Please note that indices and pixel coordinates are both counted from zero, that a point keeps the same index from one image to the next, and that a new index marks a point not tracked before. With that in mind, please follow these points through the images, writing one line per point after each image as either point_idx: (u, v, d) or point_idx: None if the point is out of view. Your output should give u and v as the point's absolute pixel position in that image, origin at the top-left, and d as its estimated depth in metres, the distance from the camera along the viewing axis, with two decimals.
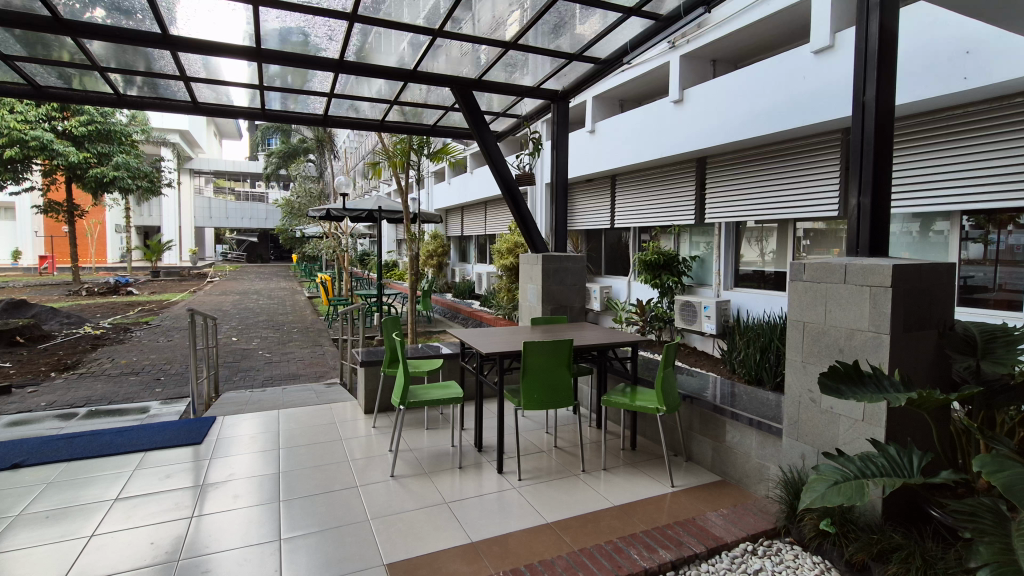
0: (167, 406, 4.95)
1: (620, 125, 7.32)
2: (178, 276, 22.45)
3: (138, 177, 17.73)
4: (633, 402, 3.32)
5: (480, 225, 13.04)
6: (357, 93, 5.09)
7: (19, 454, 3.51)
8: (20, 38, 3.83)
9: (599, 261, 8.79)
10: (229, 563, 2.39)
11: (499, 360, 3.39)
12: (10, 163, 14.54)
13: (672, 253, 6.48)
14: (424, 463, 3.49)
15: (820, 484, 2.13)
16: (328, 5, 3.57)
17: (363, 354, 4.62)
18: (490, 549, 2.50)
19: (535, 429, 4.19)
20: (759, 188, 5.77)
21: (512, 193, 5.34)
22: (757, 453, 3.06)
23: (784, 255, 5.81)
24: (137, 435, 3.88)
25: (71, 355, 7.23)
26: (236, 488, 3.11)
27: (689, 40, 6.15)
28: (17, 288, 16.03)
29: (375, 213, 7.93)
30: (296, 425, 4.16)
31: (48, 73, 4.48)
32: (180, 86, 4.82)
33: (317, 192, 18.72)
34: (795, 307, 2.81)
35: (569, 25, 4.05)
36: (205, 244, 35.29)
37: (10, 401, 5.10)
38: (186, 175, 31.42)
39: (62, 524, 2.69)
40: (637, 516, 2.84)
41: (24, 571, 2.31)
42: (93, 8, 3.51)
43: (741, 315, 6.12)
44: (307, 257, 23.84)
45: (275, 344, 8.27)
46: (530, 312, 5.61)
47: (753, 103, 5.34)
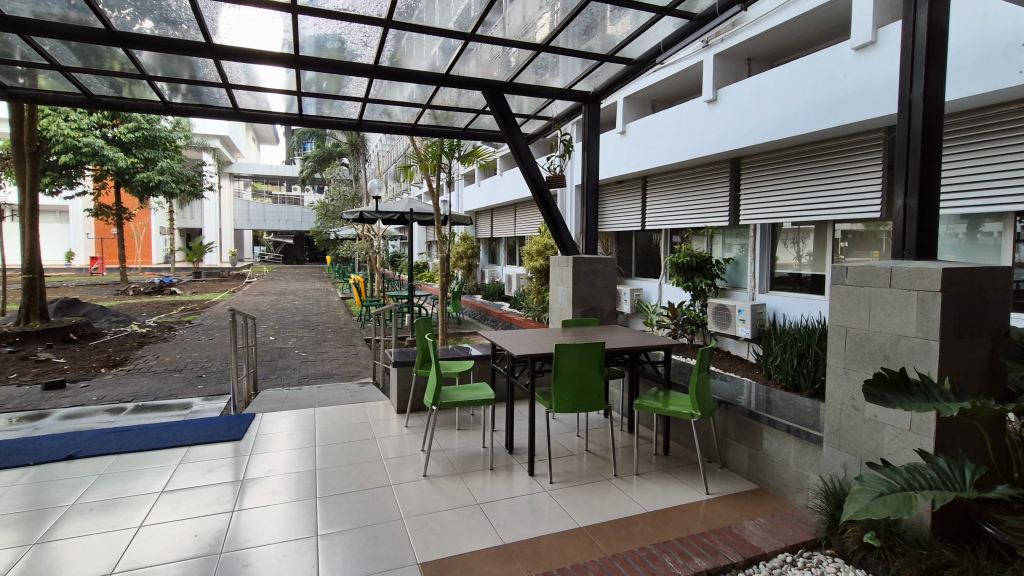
0: (209, 402, 5.13)
1: (652, 126, 7.24)
2: (218, 276, 23.25)
3: (182, 181, 18.42)
4: (667, 407, 3.27)
5: (510, 226, 13.08)
6: (389, 97, 5.18)
7: (73, 446, 3.68)
8: (76, 50, 4.03)
9: (629, 263, 8.71)
10: (269, 557, 2.45)
11: (530, 362, 3.38)
12: (64, 170, 15.39)
13: (704, 255, 6.35)
14: (456, 463, 3.52)
15: (864, 495, 2.05)
16: (363, 11, 3.64)
17: (396, 355, 4.68)
18: (521, 552, 2.50)
19: (566, 432, 4.17)
20: (796, 189, 5.61)
21: (542, 196, 5.33)
22: (795, 461, 2.97)
23: (821, 258, 5.65)
24: (181, 430, 4.03)
25: (119, 352, 7.54)
26: (273, 484, 3.19)
27: (723, 39, 6.07)
28: (71, 288, 16.84)
29: (406, 215, 8.04)
30: (331, 423, 4.25)
31: (100, 83, 4.69)
32: (222, 93, 5.00)
33: (350, 195, 19.09)
34: (837, 312, 2.72)
35: (601, 26, 4.03)
36: (243, 245, 36.49)
37: (64, 395, 5.35)
38: (225, 179, 32.48)
39: (112, 515, 2.80)
40: (670, 522, 2.80)
41: (78, 559, 2.42)
42: (142, 20, 3.66)
43: (777, 319, 5.95)
44: (339, 258, 24.36)
45: (311, 344, 8.48)
46: (560, 314, 5.59)
47: (790, 101, 5.21)
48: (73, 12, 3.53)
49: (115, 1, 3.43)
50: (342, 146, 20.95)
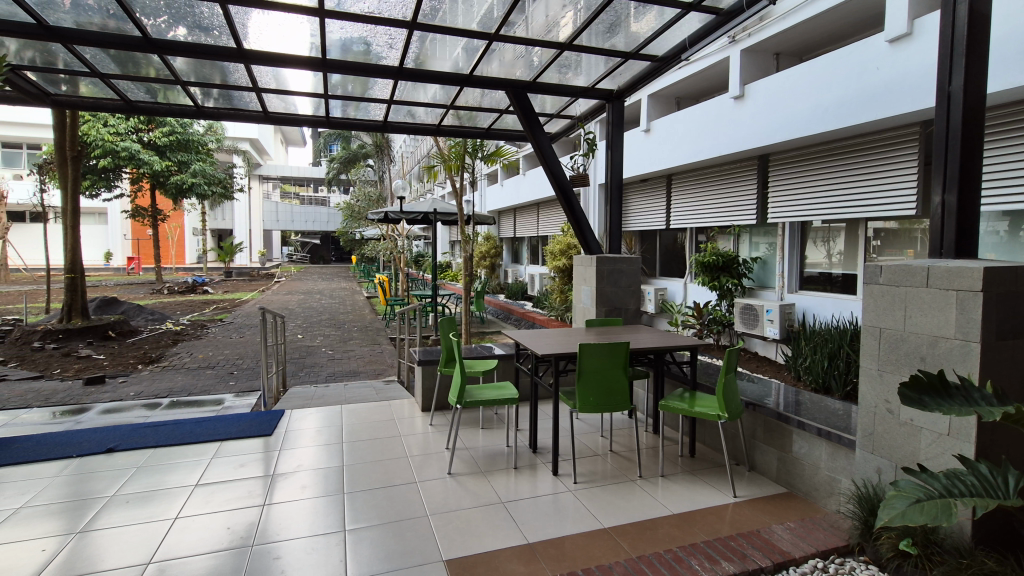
0: (240, 398, 5.26)
1: (677, 124, 7.15)
2: (248, 276, 23.81)
3: (214, 183, 18.92)
4: (692, 408, 3.22)
5: (533, 226, 13.07)
6: (414, 98, 5.24)
7: (112, 440, 3.82)
8: (114, 57, 4.18)
9: (654, 263, 8.62)
10: (298, 550, 2.50)
11: (554, 361, 3.37)
12: (103, 173, 16.01)
13: (731, 254, 6.23)
14: (480, 462, 3.53)
15: (899, 501, 1.98)
16: (389, 14, 3.69)
17: (421, 353, 4.73)
18: (546, 551, 2.50)
19: (590, 432, 4.16)
20: (826, 186, 5.47)
21: (565, 195, 5.31)
22: (826, 465, 2.90)
23: (853, 257, 5.50)
24: (213, 425, 4.14)
25: (154, 349, 7.79)
26: (302, 479, 3.26)
27: (750, 34, 5.95)
28: (109, 287, 17.24)
29: (430, 215, 8.10)
30: (357, 420, 4.31)
31: (137, 89, 4.85)
32: (252, 97, 5.12)
33: (375, 196, 19.34)
34: (870, 312, 2.64)
35: (624, 23, 4.00)
36: (271, 245, 37.34)
37: (104, 390, 5.56)
38: (255, 180, 33.24)
39: (149, 506, 2.90)
40: (696, 525, 2.76)
41: (118, 548, 2.51)
42: (176, 27, 3.77)
43: (807, 320, 5.81)
44: (364, 257, 24.72)
45: (337, 342, 8.62)
46: (583, 313, 5.56)
47: (821, 96, 5.08)
48: (111, 20, 3.66)
49: (151, 9, 3.54)
50: (367, 147, 21.22)
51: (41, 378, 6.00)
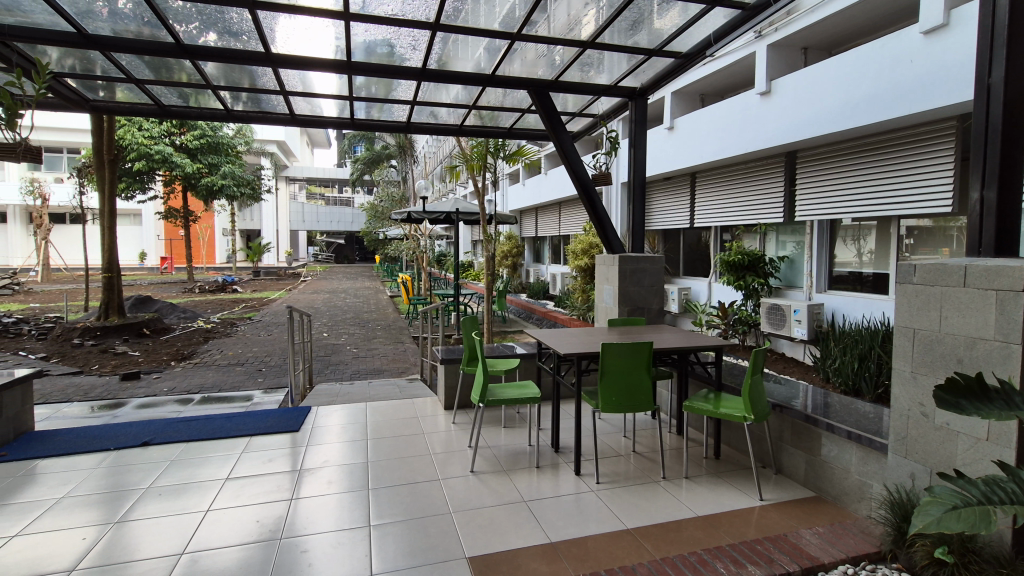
0: (269, 394, 5.38)
1: (702, 121, 7.05)
2: (275, 275, 24.30)
3: (243, 185, 19.35)
4: (717, 410, 3.18)
5: (555, 225, 13.03)
6: (436, 99, 5.29)
7: (147, 433, 3.95)
8: (148, 63, 4.32)
9: (677, 262, 8.51)
10: (325, 545, 2.55)
11: (576, 361, 3.35)
12: (138, 175, 16.58)
13: (757, 253, 6.09)
14: (502, 460, 3.55)
15: (934, 508, 1.91)
16: (412, 15, 3.73)
17: (443, 351, 4.77)
18: (569, 550, 2.50)
19: (613, 432, 4.13)
20: (856, 183, 5.33)
21: (587, 194, 5.28)
22: (857, 469, 2.83)
23: (884, 256, 5.35)
24: (243, 421, 4.25)
25: (187, 346, 8.03)
26: (328, 475, 3.32)
27: (777, 28, 5.83)
28: (145, 288, 17.45)
29: (453, 214, 8.15)
30: (381, 418, 4.37)
31: (170, 94, 5.00)
32: (280, 100, 5.22)
33: (398, 196, 19.56)
34: (903, 312, 2.57)
35: (648, 20, 3.96)
36: (298, 245, 38.08)
37: (139, 386, 5.75)
38: (281, 182, 33.91)
39: (182, 498, 2.99)
40: (721, 528, 2.72)
41: (153, 539, 2.59)
42: (207, 32, 3.88)
43: (837, 320, 5.67)
44: (388, 257, 25.03)
45: (362, 341, 8.74)
46: (605, 313, 5.53)
47: (851, 90, 4.95)
48: (146, 28, 3.79)
49: (183, 16, 3.66)
50: (390, 148, 21.48)
51: (80, 373, 6.25)
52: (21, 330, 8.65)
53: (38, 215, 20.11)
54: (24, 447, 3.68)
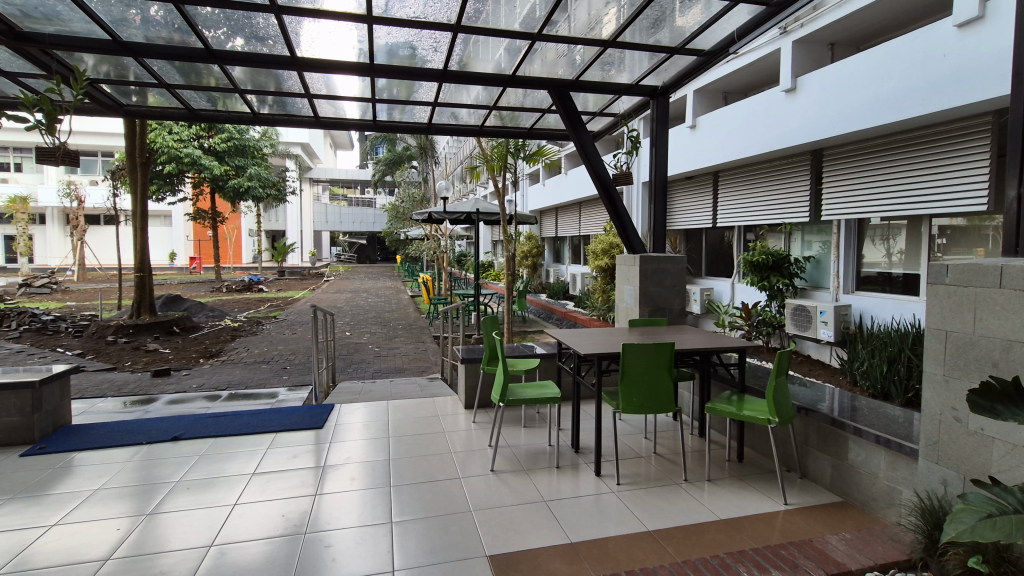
0: (293, 392, 5.49)
1: (725, 119, 6.96)
2: (299, 275, 24.71)
3: (269, 186, 19.74)
4: (741, 411, 3.14)
5: (575, 225, 12.98)
6: (456, 100, 5.33)
7: (178, 428, 4.07)
8: (178, 68, 4.44)
9: (699, 262, 8.41)
10: (348, 540, 2.59)
11: (597, 361, 3.34)
12: (168, 178, 17.06)
13: (782, 253, 5.97)
14: (523, 460, 3.56)
15: (968, 515, 1.86)
16: (433, 17, 3.77)
17: (464, 351, 4.80)
18: (589, 551, 2.49)
19: (633, 434, 4.10)
20: (886, 181, 5.19)
21: (608, 194, 5.24)
22: (885, 475, 2.76)
23: (915, 256, 5.20)
24: (268, 417, 4.34)
25: (214, 344, 8.23)
26: (351, 471, 3.37)
27: (803, 24, 5.73)
28: (175, 288, 17.79)
29: (473, 215, 8.19)
30: (403, 416, 4.41)
31: (199, 98, 5.14)
32: (304, 103, 5.32)
33: (418, 197, 19.74)
34: (935, 314, 2.50)
35: (670, 18, 3.93)
36: (321, 245, 38.68)
37: (169, 382, 5.91)
38: (305, 183, 34.49)
39: (210, 492, 3.08)
40: (744, 531, 2.69)
41: (183, 531, 2.67)
42: (234, 38, 3.98)
43: (865, 322, 5.53)
44: (409, 257, 25.27)
45: (384, 340, 8.85)
46: (626, 313, 5.50)
47: (880, 86, 4.83)
48: (177, 34, 3.90)
49: (212, 21, 3.75)
50: (411, 149, 21.65)
51: (114, 369, 6.45)
52: (58, 327, 8.98)
53: (74, 217, 20.79)
54: (61, 439, 3.82)
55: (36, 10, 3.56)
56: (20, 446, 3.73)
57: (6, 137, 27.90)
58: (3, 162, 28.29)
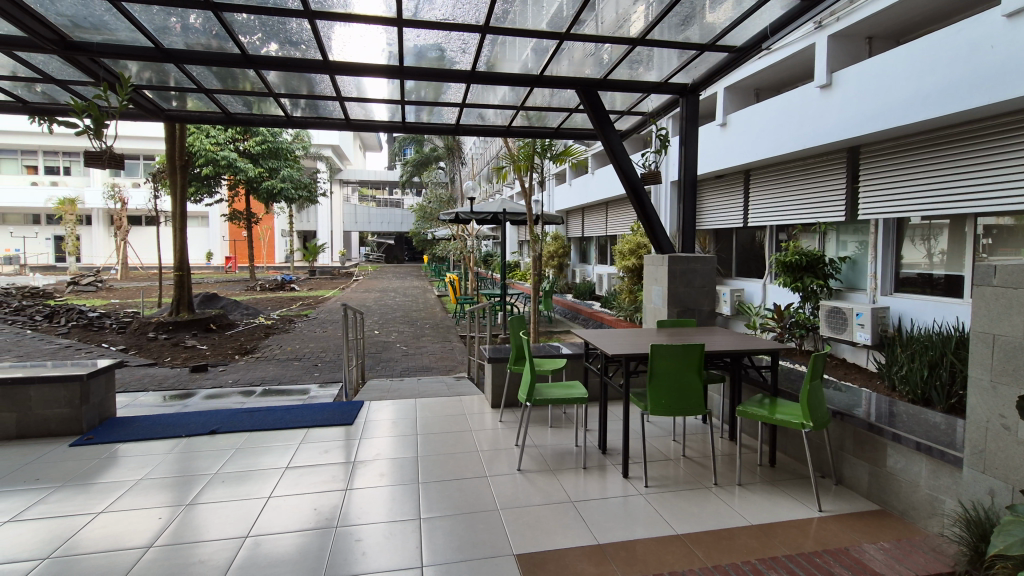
0: (324, 388, 5.61)
1: (757, 116, 6.82)
2: (329, 274, 25.18)
3: (301, 188, 20.21)
4: (773, 415, 3.07)
5: (602, 225, 12.89)
6: (484, 101, 5.37)
7: (215, 422, 4.21)
8: (216, 73, 4.59)
9: (730, 262, 8.26)
10: (377, 535, 2.63)
11: (625, 361, 3.31)
12: (206, 180, 17.66)
13: (816, 253, 5.80)
14: (549, 459, 3.56)
15: (1017, 528, 1.79)
16: (462, 19, 3.80)
17: (491, 350, 4.82)
18: (617, 553, 2.47)
19: (661, 436, 4.05)
20: (927, 179, 5.00)
21: (636, 194, 5.18)
22: (926, 483, 2.66)
23: (958, 256, 5.00)
24: (300, 413, 4.44)
25: (249, 341, 8.46)
26: (380, 467, 3.43)
27: (839, 18, 5.57)
28: (211, 286, 18.32)
29: (500, 215, 8.22)
30: (430, 414, 4.46)
31: (236, 102, 5.29)
32: (336, 106, 5.43)
33: (446, 197, 19.91)
34: (981, 316, 2.39)
35: (700, 15, 3.87)
36: (350, 245, 39.36)
37: (207, 377, 6.12)
38: (335, 184, 35.14)
39: (246, 485, 3.17)
40: (777, 537, 2.63)
41: (220, 522, 2.76)
42: (270, 43, 4.10)
43: (904, 325, 5.35)
44: (436, 257, 25.55)
45: (411, 338, 8.97)
46: (654, 314, 5.43)
47: (922, 81, 4.66)
48: (214, 40, 4.03)
49: (248, 28, 3.86)
50: (439, 150, 21.87)
51: (155, 365, 6.71)
52: (104, 323, 9.38)
53: (118, 218, 21.67)
54: (107, 431, 3.99)
55: (85, 20, 3.73)
56: (70, 436, 3.91)
57: (57, 142, 29.27)
58: (53, 166, 29.66)
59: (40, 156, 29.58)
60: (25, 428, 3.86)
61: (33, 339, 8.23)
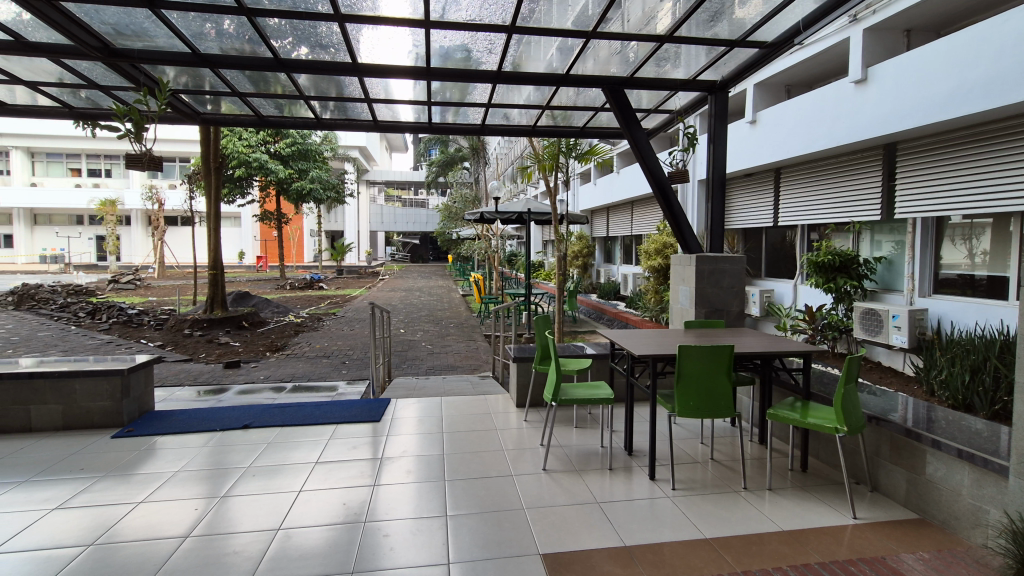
0: (352, 385, 5.70)
1: (788, 113, 6.66)
2: (355, 273, 25.58)
3: (329, 189, 20.60)
4: (805, 419, 3.00)
5: (627, 225, 12.78)
6: (509, 101, 5.38)
7: (248, 417, 4.32)
8: (249, 77, 4.72)
9: (759, 262, 8.09)
10: (404, 531, 2.67)
11: (651, 362, 3.27)
12: (238, 181, 18.16)
13: (850, 253, 5.61)
14: (575, 460, 3.55)
15: None
16: (489, 20, 3.81)
17: (516, 350, 4.82)
18: (643, 556, 2.45)
19: (689, 438, 3.99)
20: (969, 175, 4.81)
21: (663, 193, 5.11)
22: (969, 492, 2.56)
23: (1002, 257, 4.80)
24: (330, 409, 4.53)
25: (280, 338, 8.66)
26: (406, 464, 3.46)
27: (875, 11, 5.41)
28: (243, 285, 18.82)
29: (524, 214, 8.22)
30: (455, 412, 4.49)
31: (268, 105, 5.42)
32: (364, 108, 5.53)
33: (471, 197, 20.05)
34: None
35: (729, 11, 3.81)
36: (376, 244, 39.92)
37: (240, 373, 6.29)
38: (362, 184, 35.70)
39: (277, 478, 3.25)
40: (809, 543, 2.57)
41: (254, 514, 2.83)
42: (300, 47, 4.18)
43: (943, 328, 5.15)
44: (460, 256, 25.75)
45: (437, 337, 9.04)
46: (681, 314, 5.36)
47: (963, 74, 4.49)
48: (248, 44, 4.14)
49: (280, 32, 3.96)
50: (464, 151, 22.00)
51: (191, 360, 6.92)
52: (143, 319, 9.72)
53: (155, 218, 22.44)
54: (146, 424, 4.14)
55: (127, 28, 3.86)
56: (112, 428, 4.06)
57: (99, 146, 30.41)
58: (96, 168, 30.82)
59: (83, 159, 30.79)
60: (71, 419, 4.03)
61: (77, 334, 8.58)
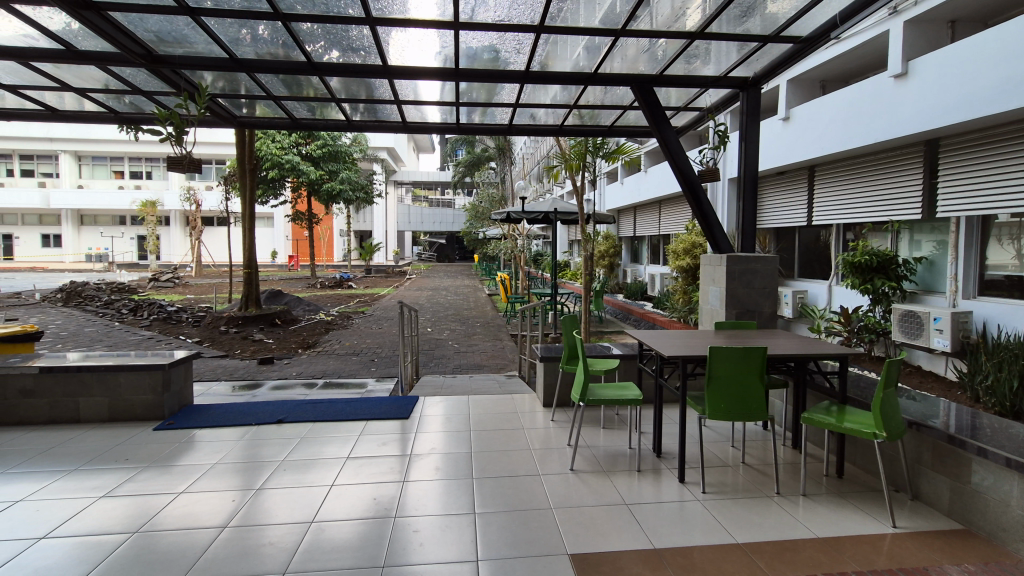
0: (380, 383, 5.78)
1: (823, 109, 6.49)
2: (383, 272, 25.90)
3: (358, 189, 20.92)
4: (841, 424, 2.91)
5: (655, 224, 12.63)
6: (536, 100, 5.38)
7: (281, 412, 4.42)
8: (283, 81, 4.84)
9: (792, 263, 7.90)
10: (433, 527, 2.69)
11: (681, 364, 3.23)
12: (272, 182, 18.60)
13: (888, 254, 5.44)
14: (603, 461, 3.52)
15: None
16: (518, 19, 3.82)
17: (543, 349, 4.82)
18: (674, 559, 2.42)
19: (719, 441, 3.92)
20: (1017, 171, 4.59)
21: (693, 192, 5.03)
22: (1019, 503, 2.45)
23: None
24: (360, 406, 4.61)
25: (311, 336, 8.84)
26: (434, 462, 3.50)
27: (916, 2, 5.23)
28: (275, 283, 19.26)
29: (551, 214, 8.20)
30: (483, 411, 4.52)
31: (301, 107, 5.54)
32: (393, 109, 5.60)
33: (497, 197, 20.10)
34: None
35: (762, 5, 3.73)
36: (403, 244, 40.37)
37: (273, 369, 6.45)
38: (390, 185, 36.16)
39: (309, 473, 3.32)
40: (846, 551, 2.50)
41: (286, 507, 2.90)
42: (332, 50, 4.27)
43: (989, 331, 4.93)
44: (486, 256, 25.83)
45: (463, 336, 9.10)
46: (711, 315, 5.26)
47: (1010, 67, 4.30)
48: (282, 49, 4.22)
49: (313, 36, 4.04)
50: (490, 151, 22.06)
51: (227, 356, 7.13)
52: (181, 316, 10.06)
53: (192, 219, 23.19)
54: (186, 417, 4.28)
55: (169, 35, 4.00)
56: (154, 421, 4.22)
57: (140, 149, 31.58)
58: (137, 171, 31.98)
59: (125, 162, 31.99)
60: (116, 412, 4.20)
61: (120, 330, 8.92)
